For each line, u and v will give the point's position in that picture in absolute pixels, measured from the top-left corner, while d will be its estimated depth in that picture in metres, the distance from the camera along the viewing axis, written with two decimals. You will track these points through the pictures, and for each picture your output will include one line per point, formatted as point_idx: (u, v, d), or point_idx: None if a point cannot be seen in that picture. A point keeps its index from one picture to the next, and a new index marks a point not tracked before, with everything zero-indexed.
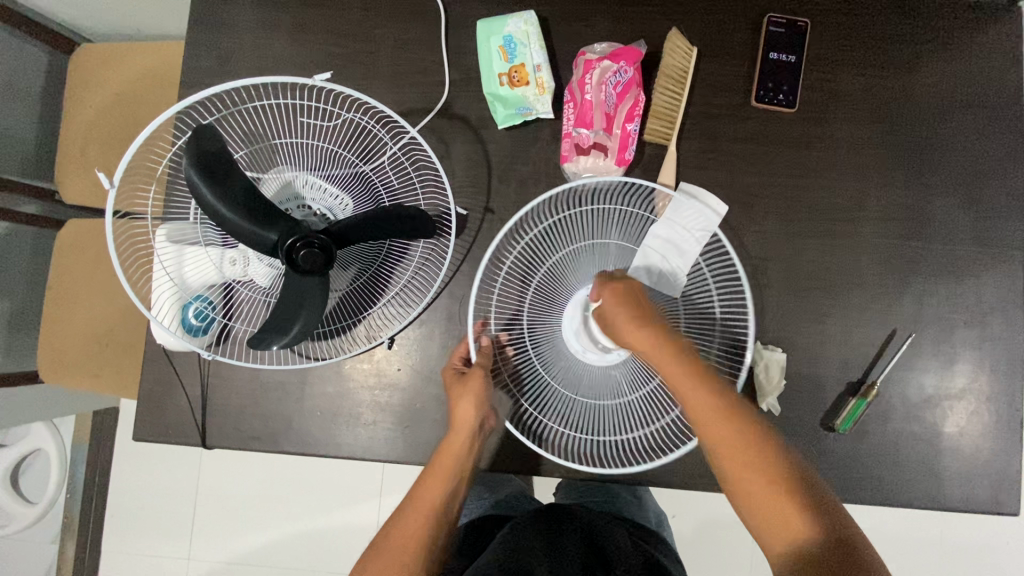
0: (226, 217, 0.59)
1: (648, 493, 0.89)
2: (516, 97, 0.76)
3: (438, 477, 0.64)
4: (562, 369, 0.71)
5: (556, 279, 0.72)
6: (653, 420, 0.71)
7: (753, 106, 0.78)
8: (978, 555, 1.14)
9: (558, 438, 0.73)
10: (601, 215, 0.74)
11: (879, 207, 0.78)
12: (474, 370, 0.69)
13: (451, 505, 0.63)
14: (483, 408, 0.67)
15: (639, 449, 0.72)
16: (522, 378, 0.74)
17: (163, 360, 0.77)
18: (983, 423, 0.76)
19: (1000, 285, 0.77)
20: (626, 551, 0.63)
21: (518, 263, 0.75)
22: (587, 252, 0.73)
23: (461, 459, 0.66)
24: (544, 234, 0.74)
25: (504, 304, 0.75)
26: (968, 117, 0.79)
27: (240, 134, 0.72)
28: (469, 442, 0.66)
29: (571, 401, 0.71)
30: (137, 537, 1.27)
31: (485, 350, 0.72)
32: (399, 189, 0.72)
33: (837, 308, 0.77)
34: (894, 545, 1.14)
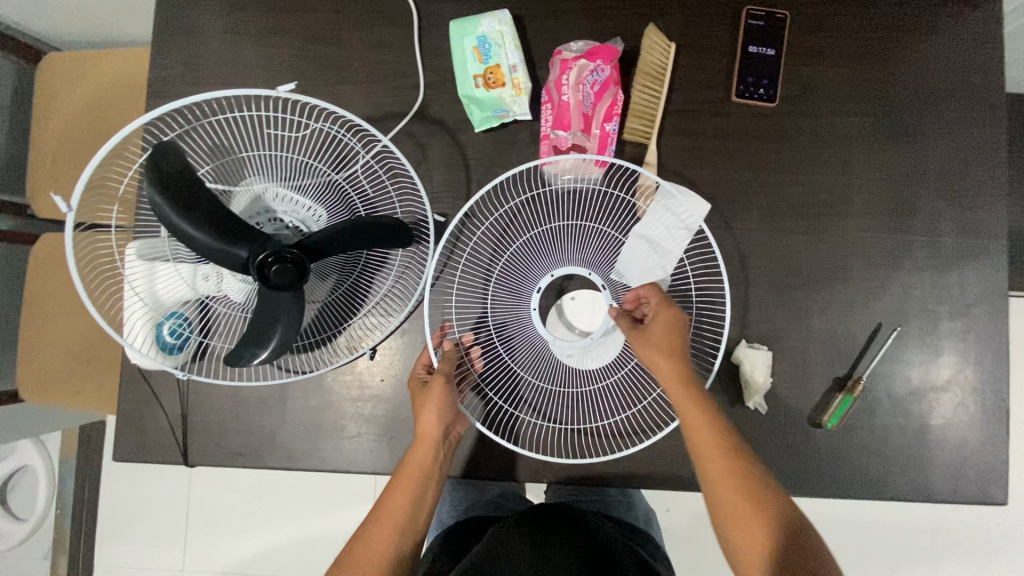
0: (193, 237, 0.57)
1: (638, 492, 0.89)
2: (493, 100, 0.74)
3: (403, 491, 0.63)
4: (534, 359, 0.73)
5: (521, 261, 0.74)
6: (615, 408, 0.73)
7: (734, 101, 0.77)
8: (968, 538, 1.15)
9: (534, 433, 0.74)
10: (570, 197, 0.75)
11: (862, 200, 0.77)
12: (435, 377, 0.67)
13: (418, 515, 0.63)
14: (446, 415, 0.66)
15: (603, 438, 0.74)
16: (491, 376, 0.74)
17: (140, 378, 0.75)
18: (970, 413, 0.76)
19: (983, 275, 0.77)
20: (619, 553, 0.62)
21: (480, 248, 0.75)
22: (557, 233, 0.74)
23: (427, 468, 0.65)
24: (502, 220, 0.75)
25: (466, 297, 0.75)
26: (949, 106, 0.78)
27: (204, 147, 0.70)
28: (434, 453, 0.66)
29: (536, 391, 0.73)
30: (130, 552, 1.26)
31: (447, 355, 0.70)
32: (373, 199, 0.70)
33: (822, 304, 0.76)
34: (888, 530, 1.15)
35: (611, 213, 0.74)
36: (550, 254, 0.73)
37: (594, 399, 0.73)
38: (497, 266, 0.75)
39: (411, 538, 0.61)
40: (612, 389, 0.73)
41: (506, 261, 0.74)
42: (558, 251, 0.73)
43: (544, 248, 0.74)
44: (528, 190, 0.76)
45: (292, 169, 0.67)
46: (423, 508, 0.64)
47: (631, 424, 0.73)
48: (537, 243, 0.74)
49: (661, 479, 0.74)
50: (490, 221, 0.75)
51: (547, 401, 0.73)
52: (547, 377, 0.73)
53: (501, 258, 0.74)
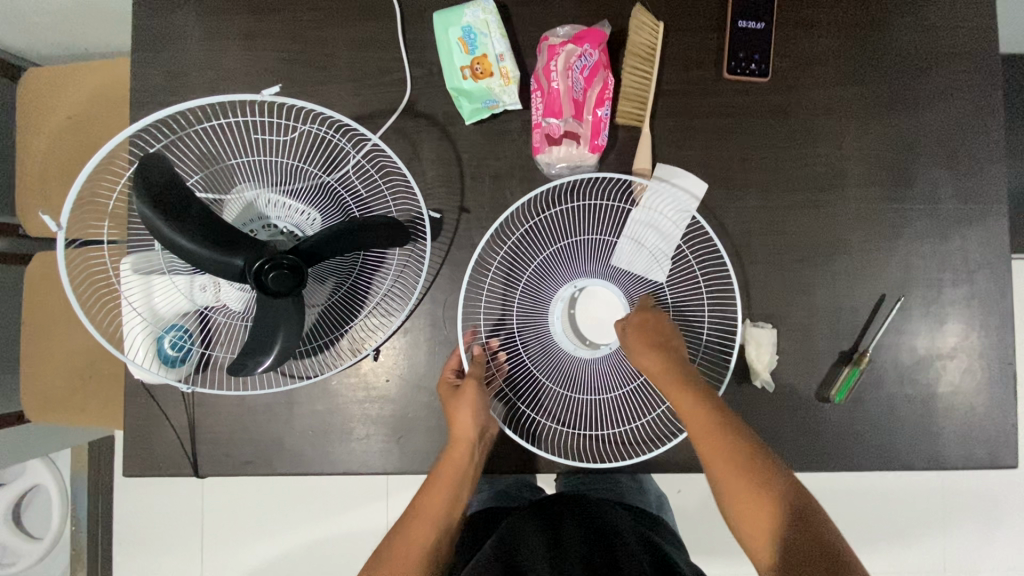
0: (186, 248, 0.55)
1: (650, 479, 0.90)
2: (482, 90, 0.73)
3: (441, 488, 0.65)
4: (561, 364, 0.72)
5: (545, 275, 0.73)
6: (632, 414, 0.73)
7: (726, 78, 0.76)
8: (977, 501, 1.16)
9: (563, 438, 0.73)
10: (593, 211, 0.74)
11: (860, 172, 0.77)
12: (466, 382, 0.68)
13: (454, 513, 0.65)
14: (481, 417, 0.67)
15: (620, 441, 0.73)
16: (518, 381, 0.73)
17: (144, 393, 0.75)
18: (977, 379, 0.76)
19: (984, 240, 0.76)
20: (624, 530, 0.64)
21: (510, 259, 0.74)
22: (579, 247, 0.73)
23: (464, 468, 0.66)
24: (531, 231, 0.74)
25: (491, 307, 0.74)
26: (942, 72, 0.77)
27: (191, 156, 0.67)
28: (471, 454, 0.66)
29: (550, 390, 0.73)
30: (150, 563, 1.26)
31: (478, 359, 0.70)
32: (366, 199, 0.68)
33: (824, 278, 0.76)
34: (897, 498, 1.16)
35: (618, 227, 0.74)
36: (573, 262, 0.73)
37: (609, 401, 0.72)
38: (522, 280, 0.74)
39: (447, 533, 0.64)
40: (633, 393, 0.73)
41: (533, 273, 0.73)
42: (583, 263, 0.73)
43: (564, 260, 0.73)
44: (557, 198, 0.75)
45: (283, 172, 0.64)
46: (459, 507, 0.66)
47: (649, 430, 0.73)
48: (556, 257, 0.73)
49: (671, 463, 0.74)
50: (519, 231, 0.74)
51: (570, 402, 0.73)
52: (572, 381, 0.72)
53: (528, 269, 0.73)
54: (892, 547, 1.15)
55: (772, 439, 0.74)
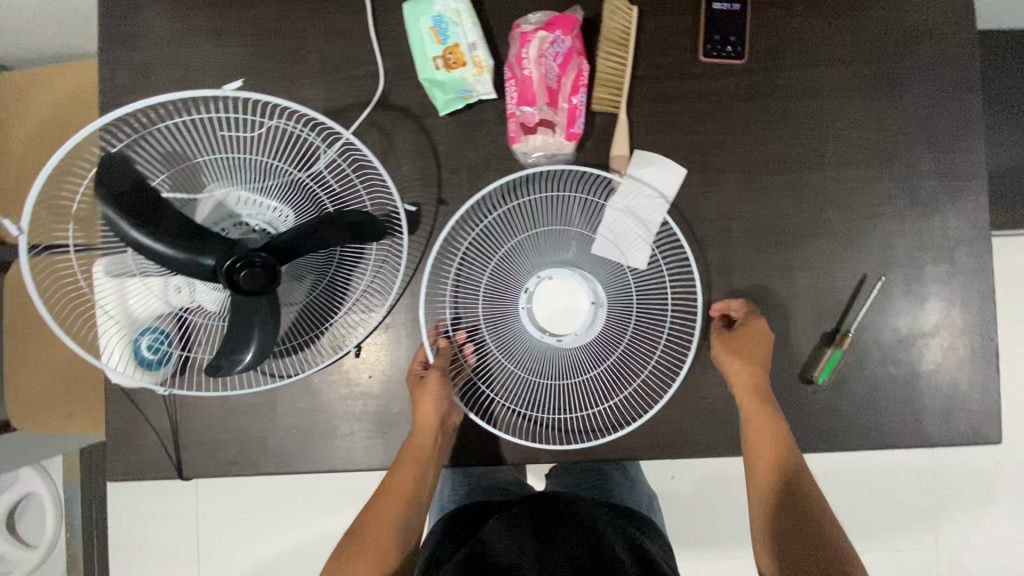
0: (152, 247, 0.55)
1: (642, 481, 0.91)
2: (455, 80, 0.71)
3: (407, 468, 0.69)
4: (525, 351, 0.72)
5: (509, 263, 0.72)
6: (594, 399, 0.73)
7: (702, 61, 0.76)
8: (968, 476, 1.17)
9: (525, 424, 0.74)
10: (560, 203, 0.72)
11: (839, 152, 0.76)
12: (431, 371, 0.69)
13: (421, 490, 0.69)
14: (442, 406, 0.68)
15: (584, 423, 0.74)
16: (489, 372, 0.73)
17: (123, 398, 0.74)
18: (960, 356, 0.76)
19: (964, 216, 0.76)
20: (612, 538, 0.61)
21: (474, 251, 0.73)
22: (552, 241, 0.72)
23: (427, 452, 0.69)
24: (492, 224, 0.73)
25: (456, 301, 0.74)
26: (919, 48, 0.77)
27: (154, 154, 0.63)
28: (434, 440, 0.69)
29: (514, 377, 0.73)
30: (147, 566, 1.26)
31: (443, 351, 0.71)
32: (342, 195, 0.67)
33: (805, 259, 0.76)
34: (888, 476, 1.16)
35: (592, 220, 0.73)
36: (542, 253, 0.72)
37: (579, 388, 0.72)
38: (484, 271, 0.73)
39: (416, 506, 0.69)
40: (603, 376, 0.72)
41: (497, 264, 0.72)
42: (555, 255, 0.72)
43: (535, 250, 0.72)
44: (520, 187, 0.74)
45: (253, 170, 0.61)
46: (424, 497, 0.70)
47: (614, 413, 0.74)
48: (524, 248, 0.72)
49: (656, 449, 0.75)
50: (481, 223, 0.73)
51: (533, 387, 0.73)
52: (536, 368, 0.72)
53: (492, 260, 0.72)
54: (885, 524, 1.16)
55: None
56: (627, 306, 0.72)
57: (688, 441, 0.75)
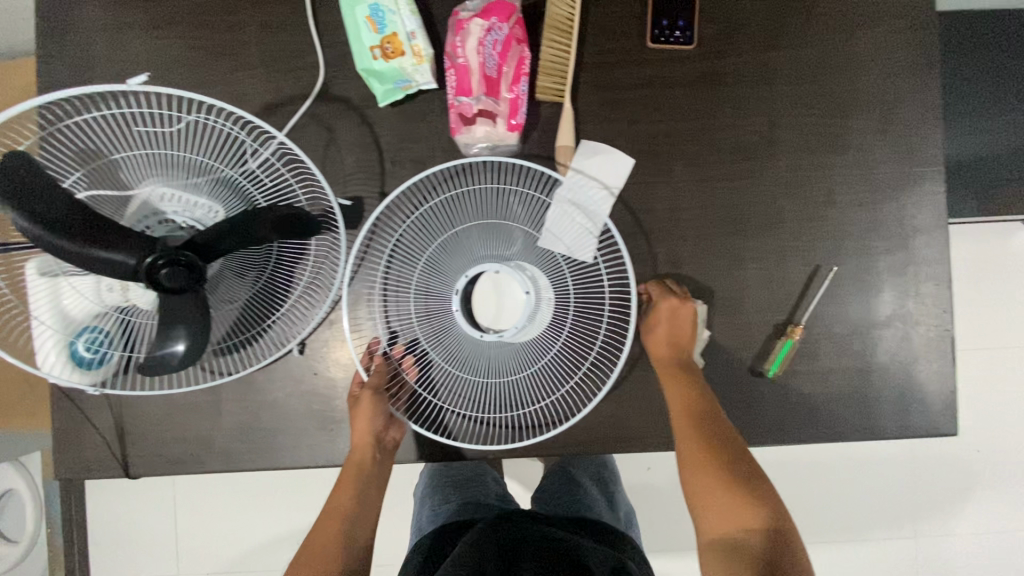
0: (63, 247, 0.53)
1: (619, 495, 0.91)
2: (394, 71, 0.70)
3: (345, 490, 0.69)
4: (465, 354, 0.70)
5: (440, 258, 0.70)
6: (544, 391, 0.72)
7: (650, 47, 0.74)
8: (940, 464, 1.16)
9: (476, 424, 0.73)
10: (501, 197, 0.71)
11: (792, 139, 0.74)
12: (365, 391, 0.70)
13: (363, 511, 0.69)
14: (378, 422, 0.70)
15: (538, 416, 0.73)
16: (431, 381, 0.72)
17: (66, 398, 0.73)
18: (915, 346, 0.75)
19: (920, 203, 0.75)
20: (593, 564, 0.62)
21: (402, 249, 0.72)
22: (493, 234, 0.71)
23: (366, 470, 0.70)
24: (422, 218, 0.72)
25: (391, 310, 0.73)
26: (875, 30, 0.74)
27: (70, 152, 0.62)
28: (371, 455, 0.70)
29: (463, 381, 0.72)
30: (122, 562, 1.26)
31: (377, 368, 0.71)
32: (273, 191, 0.65)
33: (757, 250, 0.74)
34: (861, 465, 1.16)
35: (535, 215, 0.72)
36: (480, 248, 0.70)
37: (528, 381, 0.71)
38: (415, 267, 0.71)
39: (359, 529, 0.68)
40: (545, 372, 0.72)
41: (428, 260, 0.70)
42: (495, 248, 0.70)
43: (474, 244, 0.70)
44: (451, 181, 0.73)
45: (177, 167, 0.61)
46: (366, 513, 0.69)
47: (566, 403, 0.73)
48: (460, 241, 0.70)
49: (604, 444, 0.74)
50: (408, 220, 0.72)
51: (481, 389, 0.72)
52: (481, 370, 0.71)
53: (419, 261, 0.71)
54: (857, 514, 1.16)
55: None
56: (567, 300, 0.71)
57: (637, 435, 0.74)
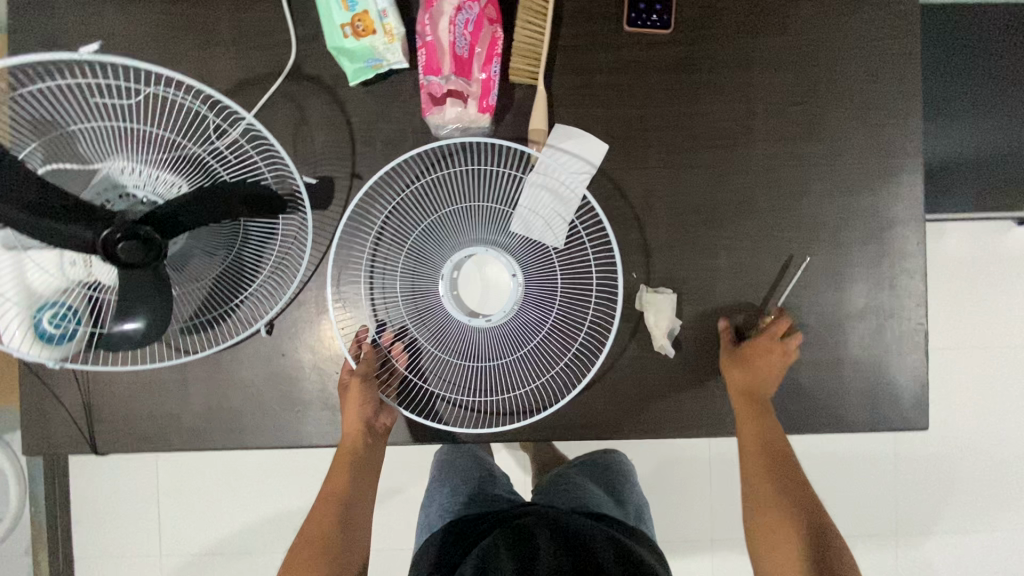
0: (16, 217, 0.53)
1: (635, 489, 0.87)
2: (364, 49, 0.69)
3: (340, 475, 0.69)
4: (454, 338, 0.70)
5: (425, 242, 0.70)
6: (534, 373, 0.72)
7: (626, 31, 0.73)
8: (921, 461, 1.16)
9: (467, 410, 0.73)
10: (475, 181, 0.71)
11: (768, 128, 0.74)
12: (353, 378, 0.68)
13: (356, 496, 0.69)
14: (368, 412, 0.68)
15: (527, 400, 0.72)
16: (422, 366, 0.72)
17: (33, 373, 0.73)
18: (888, 339, 0.74)
19: (896, 196, 0.74)
20: (606, 562, 0.60)
21: (387, 234, 0.72)
22: (465, 219, 0.70)
23: (358, 457, 0.69)
24: (406, 201, 0.72)
25: (380, 296, 0.73)
26: (855, 19, 0.73)
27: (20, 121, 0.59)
28: (361, 442, 0.69)
29: (454, 365, 0.72)
30: (104, 542, 1.27)
31: (367, 356, 0.69)
32: (239, 168, 0.65)
33: (730, 239, 0.73)
34: (841, 461, 1.16)
35: (511, 195, 0.70)
36: (456, 232, 0.70)
37: (517, 364, 0.71)
38: (403, 252, 0.71)
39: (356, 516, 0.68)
40: (534, 354, 0.72)
41: (413, 244, 0.70)
42: (467, 230, 0.70)
43: (453, 227, 0.70)
44: (433, 162, 0.73)
45: (138, 141, 0.60)
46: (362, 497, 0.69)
47: (554, 386, 0.72)
48: (440, 226, 0.70)
49: (572, 431, 0.73)
50: (392, 204, 0.72)
51: (472, 372, 0.72)
52: (471, 354, 0.71)
53: (407, 243, 0.71)
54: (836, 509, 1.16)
55: (675, 404, 0.73)
56: (547, 283, 0.71)
57: (605, 423, 0.73)
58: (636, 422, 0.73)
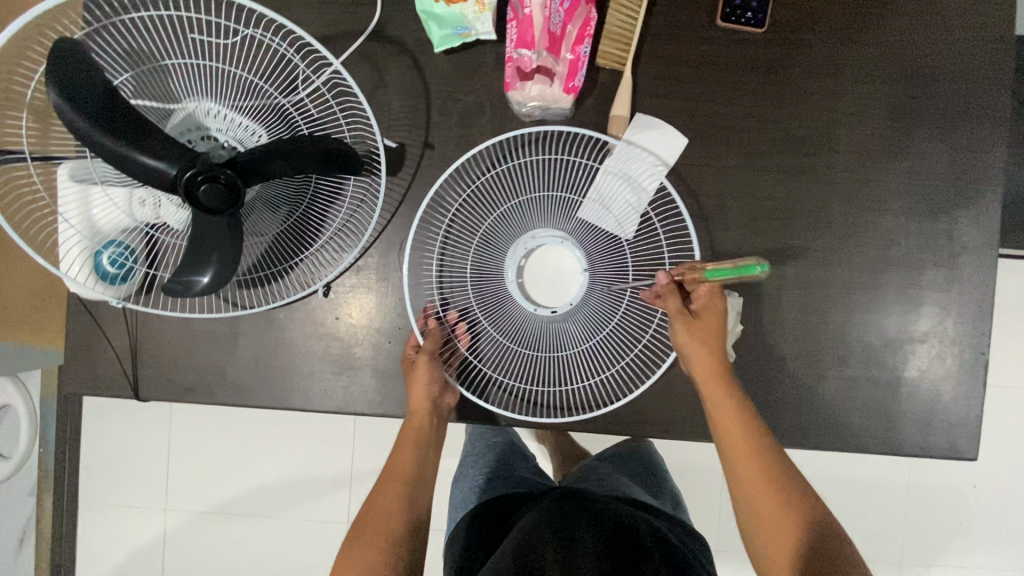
0: (104, 145, 0.52)
1: (671, 483, 0.86)
2: (455, 16, 0.67)
3: (405, 455, 0.67)
4: (521, 325, 0.70)
5: (500, 226, 0.70)
6: (596, 368, 0.71)
7: (719, 26, 0.71)
8: (961, 501, 1.11)
9: (524, 400, 0.71)
10: (551, 167, 0.70)
11: (852, 140, 0.72)
12: (420, 356, 0.68)
13: (420, 478, 0.67)
14: (434, 389, 0.67)
15: (585, 396, 0.71)
16: (483, 351, 0.71)
17: (82, 310, 0.72)
18: (946, 366, 0.73)
19: (975, 222, 0.72)
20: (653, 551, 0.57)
21: (469, 215, 0.71)
22: (541, 203, 0.70)
23: (422, 439, 0.68)
24: (492, 182, 0.71)
25: (452, 277, 0.72)
26: (954, 38, 0.71)
27: (120, 53, 0.62)
28: (427, 424, 0.68)
29: (516, 353, 0.71)
30: (105, 494, 1.22)
31: (432, 333, 0.69)
32: (317, 120, 0.66)
33: (800, 248, 0.72)
34: (878, 491, 1.10)
35: (582, 185, 0.70)
36: (533, 217, 0.70)
37: (579, 358, 0.70)
38: (477, 234, 0.71)
39: (417, 497, 0.66)
40: (598, 350, 0.70)
41: (488, 228, 0.70)
42: (542, 215, 0.70)
43: (528, 212, 0.70)
44: (514, 145, 0.71)
45: (228, 84, 0.61)
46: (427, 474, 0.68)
47: (616, 385, 0.71)
48: (515, 210, 0.70)
49: (620, 426, 0.72)
50: (469, 186, 0.71)
51: (534, 361, 0.70)
52: (535, 343, 0.70)
53: (484, 225, 0.70)
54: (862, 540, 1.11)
55: None
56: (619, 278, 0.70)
57: (655, 421, 0.72)
58: (685, 423, 0.72)
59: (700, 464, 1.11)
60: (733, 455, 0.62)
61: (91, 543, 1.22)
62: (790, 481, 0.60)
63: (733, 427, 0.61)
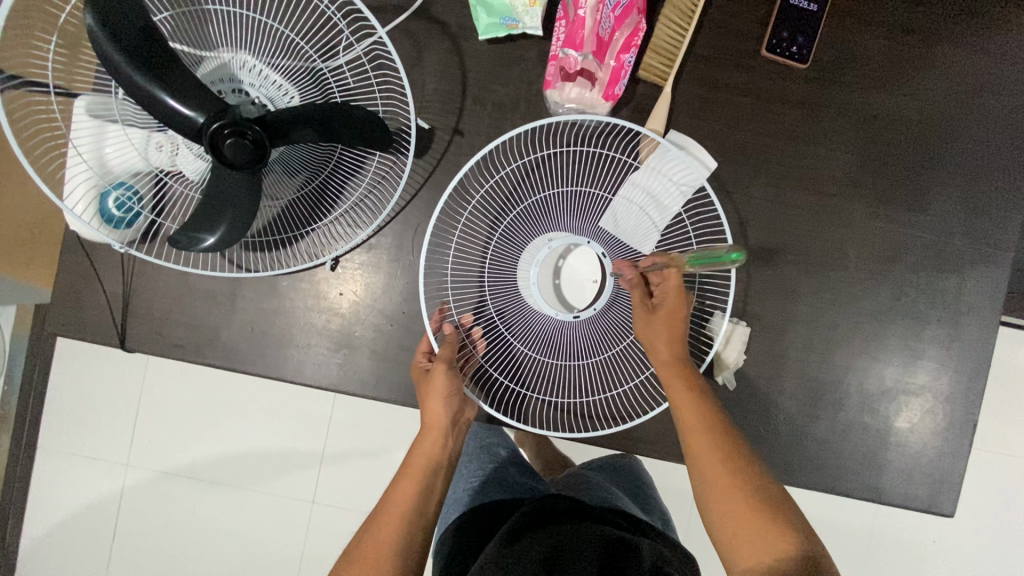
0: (137, 83, 0.51)
1: (659, 502, 0.85)
2: (504, 6, 0.67)
3: (411, 479, 0.60)
4: (546, 335, 0.69)
5: (527, 230, 0.69)
6: (619, 385, 0.70)
7: (762, 55, 0.71)
8: (925, 556, 1.12)
9: (544, 409, 0.71)
10: (580, 174, 0.70)
11: (875, 187, 0.73)
12: (438, 364, 0.63)
13: (426, 510, 0.58)
14: (452, 403, 0.63)
15: (605, 412, 0.71)
16: (503, 358, 0.70)
17: (78, 251, 0.70)
18: (936, 422, 0.74)
19: (983, 284, 0.73)
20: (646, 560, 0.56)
21: (493, 208, 0.71)
22: (568, 206, 0.69)
23: (434, 456, 0.61)
24: (521, 182, 0.70)
25: (472, 272, 0.71)
26: (987, 102, 0.72)
27: None
28: (441, 442, 0.62)
29: (541, 364, 0.70)
30: (68, 442, 1.17)
31: (448, 339, 0.65)
32: (353, 89, 0.65)
33: (812, 287, 0.73)
34: (845, 536, 1.12)
35: (612, 183, 0.70)
36: (560, 225, 0.69)
37: (604, 372, 0.70)
38: (510, 237, 0.70)
39: (422, 528, 0.57)
40: (620, 363, 0.70)
41: (509, 233, 0.70)
42: (568, 220, 0.69)
43: (557, 219, 0.69)
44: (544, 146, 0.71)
45: (271, 41, 0.60)
46: (430, 510, 0.59)
47: (638, 403, 0.71)
48: (544, 213, 0.70)
49: (613, 440, 0.71)
50: (498, 183, 0.70)
51: (561, 372, 0.70)
52: (558, 352, 0.69)
53: (517, 229, 0.70)
54: None
55: None
56: None
57: (647, 442, 0.72)
58: (675, 445, 0.72)
59: (678, 487, 1.11)
60: (707, 455, 0.58)
61: (47, 490, 1.17)
62: (768, 489, 0.56)
63: (702, 425, 0.59)
